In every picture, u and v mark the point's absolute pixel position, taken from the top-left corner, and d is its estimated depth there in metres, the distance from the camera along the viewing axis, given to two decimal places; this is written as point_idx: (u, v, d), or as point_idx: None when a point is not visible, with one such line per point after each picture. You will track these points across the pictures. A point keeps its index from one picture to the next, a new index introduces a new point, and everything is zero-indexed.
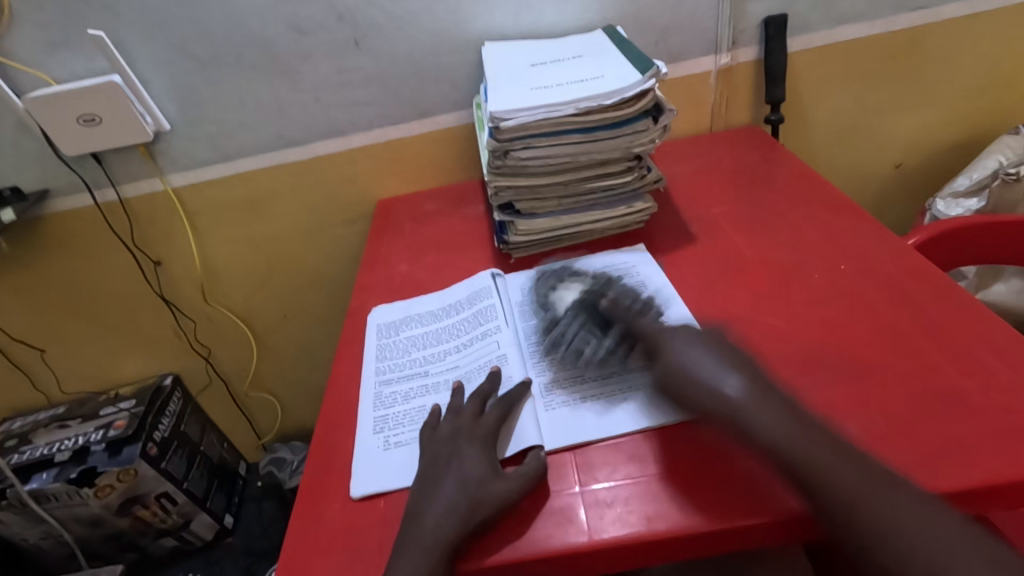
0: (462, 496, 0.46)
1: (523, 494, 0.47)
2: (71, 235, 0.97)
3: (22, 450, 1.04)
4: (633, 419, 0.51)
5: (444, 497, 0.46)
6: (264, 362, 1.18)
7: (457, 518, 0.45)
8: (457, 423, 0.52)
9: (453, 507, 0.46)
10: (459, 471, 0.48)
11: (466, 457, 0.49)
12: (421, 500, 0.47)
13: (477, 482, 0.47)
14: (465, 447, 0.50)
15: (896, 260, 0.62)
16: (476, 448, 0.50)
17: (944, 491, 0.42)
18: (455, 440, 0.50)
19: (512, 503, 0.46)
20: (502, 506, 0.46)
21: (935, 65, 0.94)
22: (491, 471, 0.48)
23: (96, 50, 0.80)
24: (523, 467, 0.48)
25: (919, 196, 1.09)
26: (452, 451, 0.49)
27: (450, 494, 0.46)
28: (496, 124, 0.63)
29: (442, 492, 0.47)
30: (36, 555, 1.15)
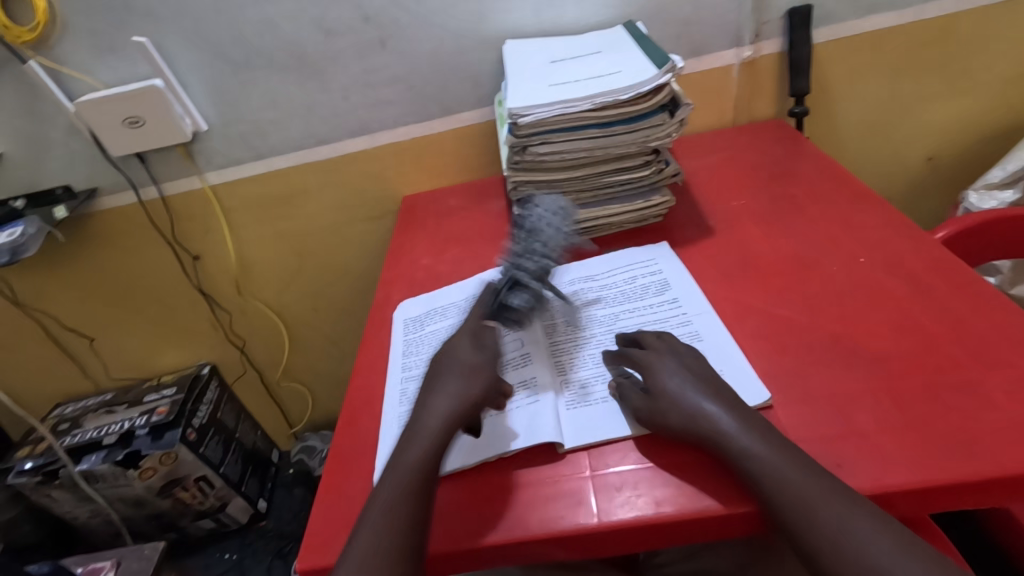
0: (459, 381, 0.52)
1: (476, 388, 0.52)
2: (117, 230, 1.02)
3: (73, 434, 1.11)
4: None
5: (442, 389, 0.52)
6: (295, 353, 1.23)
7: (457, 405, 0.50)
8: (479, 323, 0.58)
9: (452, 395, 0.51)
10: (457, 363, 0.54)
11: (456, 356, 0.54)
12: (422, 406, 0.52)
13: (469, 364, 0.53)
14: (462, 342, 0.56)
15: (917, 254, 0.61)
16: (470, 343, 0.55)
17: (957, 483, 0.42)
18: (451, 345, 0.56)
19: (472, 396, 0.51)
20: (494, 382, 0.53)
21: (970, 52, 0.91)
22: (478, 357, 0.54)
23: (139, 57, 0.85)
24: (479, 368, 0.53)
25: (952, 190, 1.06)
26: (450, 351, 0.55)
27: (450, 386, 0.52)
28: (514, 120, 0.64)
29: (441, 388, 0.52)
30: (86, 532, 1.22)
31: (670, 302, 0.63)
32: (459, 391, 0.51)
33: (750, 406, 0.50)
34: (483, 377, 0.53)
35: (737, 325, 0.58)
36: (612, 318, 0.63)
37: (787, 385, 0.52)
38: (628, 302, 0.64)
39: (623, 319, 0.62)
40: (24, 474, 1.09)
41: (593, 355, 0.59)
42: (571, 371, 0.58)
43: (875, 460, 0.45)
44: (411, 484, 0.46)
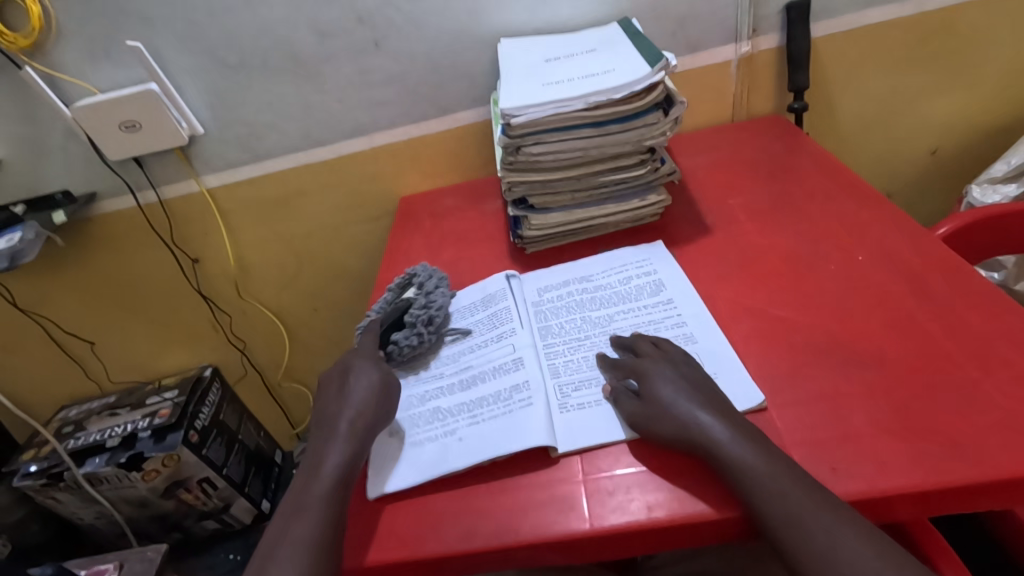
0: (365, 396, 0.55)
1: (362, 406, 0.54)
2: (116, 233, 1.03)
3: (77, 436, 1.12)
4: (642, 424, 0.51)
5: (349, 403, 0.55)
6: (296, 354, 1.23)
7: (362, 416, 0.54)
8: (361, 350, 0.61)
9: (358, 406, 0.54)
10: (361, 382, 0.56)
11: (362, 376, 0.57)
12: (325, 429, 0.54)
13: (376, 384, 0.56)
14: (354, 364, 0.58)
15: (916, 252, 0.60)
16: (359, 364, 0.58)
17: (954, 486, 0.41)
18: (348, 366, 0.59)
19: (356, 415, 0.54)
20: (394, 389, 0.57)
21: (972, 44, 0.90)
22: (379, 369, 0.57)
23: (134, 61, 0.85)
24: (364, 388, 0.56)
25: (956, 184, 1.05)
26: (343, 375, 0.58)
27: (358, 398, 0.55)
28: (507, 121, 0.64)
29: (345, 406, 0.55)
30: (91, 533, 1.23)
31: (665, 304, 0.62)
32: (363, 403, 0.55)
33: (743, 410, 0.50)
34: (383, 388, 0.56)
35: (733, 326, 0.58)
36: (606, 320, 0.62)
37: (783, 386, 0.51)
38: (622, 303, 0.64)
39: (617, 321, 0.62)
40: (29, 476, 1.09)
41: (587, 358, 0.58)
42: (565, 374, 0.57)
43: (872, 463, 0.44)
44: (328, 494, 0.49)
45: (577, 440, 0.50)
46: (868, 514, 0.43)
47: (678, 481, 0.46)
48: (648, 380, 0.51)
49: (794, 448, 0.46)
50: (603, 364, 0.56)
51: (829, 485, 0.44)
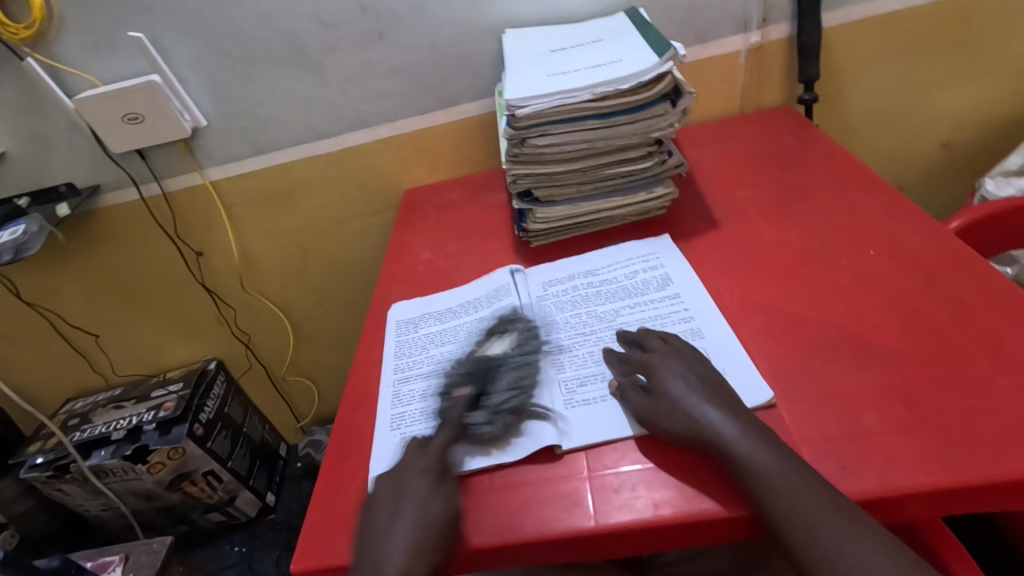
0: (416, 525, 0.46)
1: (448, 521, 0.46)
2: (120, 226, 1.02)
3: (83, 428, 1.13)
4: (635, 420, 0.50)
5: (396, 536, 0.45)
6: (300, 347, 1.23)
7: (418, 556, 0.44)
8: (432, 450, 0.50)
9: (410, 543, 0.45)
10: (412, 508, 0.47)
11: (423, 500, 0.47)
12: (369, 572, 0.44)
13: (423, 512, 0.46)
14: (410, 482, 0.48)
15: (929, 245, 0.59)
16: (413, 479, 0.48)
17: (966, 485, 0.40)
18: (401, 484, 0.48)
19: (445, 532, 0.45)
20: (456, 519, 0.46)
21: (986, 34, 0.88)
22: (442, 496, 0.47)
23: (137, 52, 0.85)
24: (427, 513, 0.46)
25: (968, 177, 1.03)
26: (397, 497, 0.47)
27: (403, 530, 0.45)
28: (512, 112, 0.63)
29: (396, 539, 0.45)
30: (98, 525, 1.24)
31: (671, 298, 0.61)
32: (413, 540, 0.45)
33: (750, 406, 0.49)
34: (440, 512, 0.46)
35: (741, 321, 0.57)
36: (612, 314, 0.61)
37: (792, 382, 0.50)
38: (629, 297, 0.63)
39: (622, 315, 0.61)
40: (36, 468, 1.10)
41: (593, 353, 0.57)
42: (570, 369, 0.56)
43: (883, 461, 0.43)
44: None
45: (583, 435, 0.50)
46: (878, 513, 0.42)
47: (683, 478, 0.46)
48: (656, 375, 0.50)
49: (802, 445, 0.46)
50: (611, 359, 0.55)
51: (838, 483, 0.43)
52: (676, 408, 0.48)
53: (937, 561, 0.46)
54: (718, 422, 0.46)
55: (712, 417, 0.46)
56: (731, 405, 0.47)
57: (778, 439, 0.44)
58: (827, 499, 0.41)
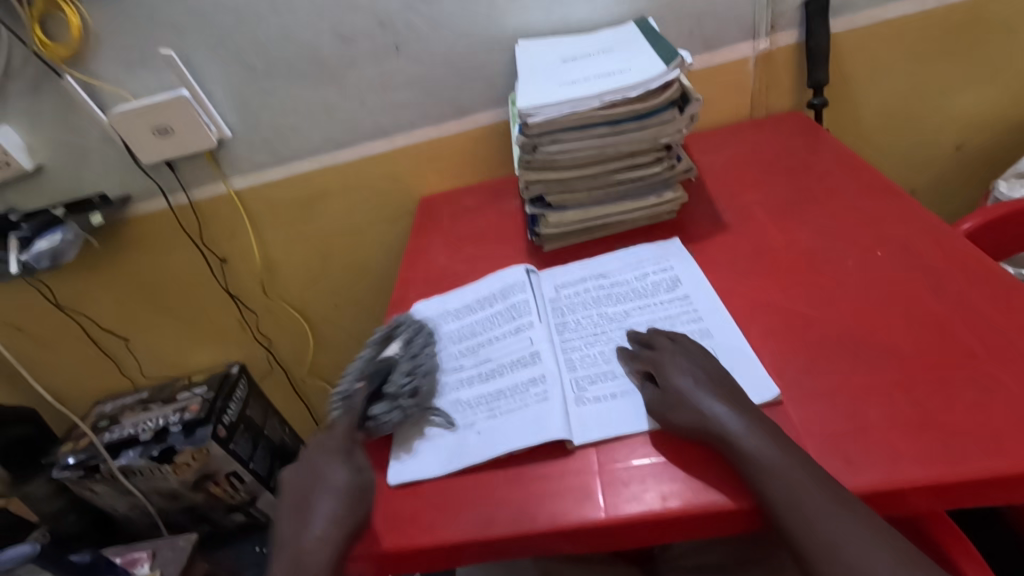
0: (332, 500, 0.50)
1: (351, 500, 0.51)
2: (149, 234, 1.07)
3: (112, 429, 1.17)
4: (645, 415, 0.51)
5: (317, 516, 0.50)
6: (319, 351, 1.26)
7: (334, 530, 0.49)
8: (337, 437, 0.55)
9: (326, 521, 0.49)
10: (329, 488, 0.51)
11: (328, 475, 0.52)
12: (286, 549, 0.49)
13: (341, 488, 0.51)
14: (322, 468, 0.53)
15: (936, 246, 0.60)
16: (329, 464, 0.53)
17: (968, 479, 0.41)
18: (312, 465, 0.54)
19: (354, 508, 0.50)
20: (365, 492, 0.52)
21: (997, 38, 0.89)
22: (347, 471, 0.52)
23: (167, 68, 0.89)
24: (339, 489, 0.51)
25: (982, 180, 1.03)
26: (313, 483, 0.52)
27: (323, 509, 0.50)
28: (524, 120, 0.65)
29: (314, 521, 0.50)
30: (125, 524, 1.28)
31: (681, 299, 0.63)
32: (334, 513, 0.50)
33: (758, 403, 0.50)
34: (354, 488, 0.51)
35: (748, 321, 0.58)
36: (623, 315, 0.63)
37: (799, 379, 0.51)
38: (639, 299, 0.65)
39: (633, 316, 0.62)
40: (67, 468, 1.14)
41: (604, 353, 0.59)
42: (581, 368, 0.58)
43: (887, 456, 0.44)
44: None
45: (595, 430, 0.51)
46: (882, 506, 0.43)
47: (692, 471, 0.47)
48: (666, 371, 0.52)
49: (808, 440, 0.47)
50: (623, 357, 0.57)
51: (842, 477, 0.44)
52: (685, 402, 0.49)
53: (943, 556, 0.46)
54: (725, 416, 0.47)
55: (719, 412, 0.47)
56: (737, 402, 0.48)
57: (783, 434, 0.45)
58: (831, 493, 0.42)
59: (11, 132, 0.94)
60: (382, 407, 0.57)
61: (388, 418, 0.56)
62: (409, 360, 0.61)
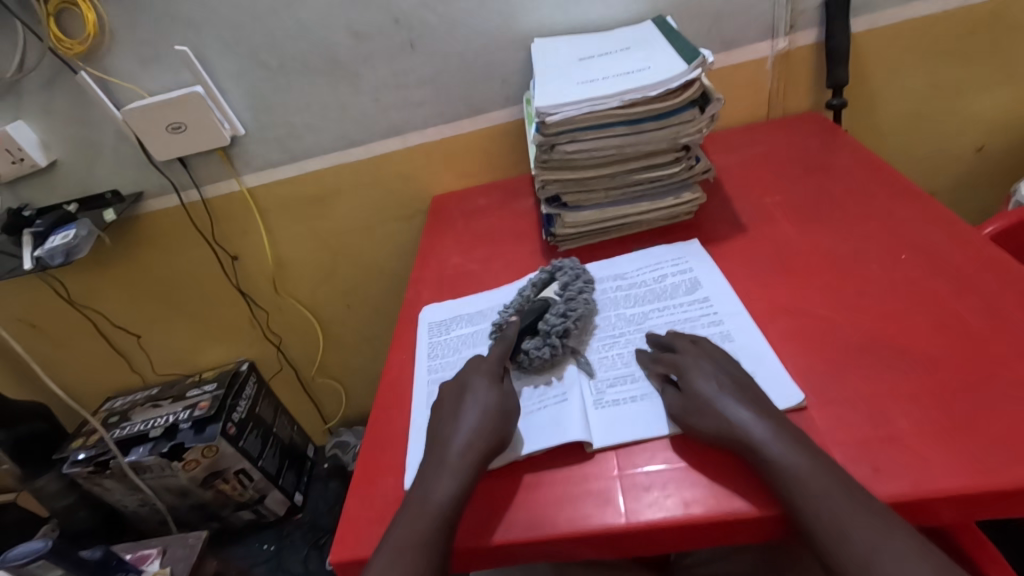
0: (480, 414, 0.52)
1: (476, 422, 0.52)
2: (161, 230, 1.07)
3: (122, 426, 1.17)
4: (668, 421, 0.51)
5: (461, 427, 0.51)
6: (329, 350, 1.26)
7: (476, 439, 0.50)
8: (497, 363, 0.57)
9: (470, 432, 0.51)
10: (473, 404, 0.53)
11: (474, 395, 0.53)
12: (433, 455, 0.51)
13: (491, 408, 0.52)
14: (471, 384, 0.55)
15: (962, 250, 0.59)
16: (482, 383, 0.54)
17: (1000, 489, 0.40)
18: (461, 381, 0.56)
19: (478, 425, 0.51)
20: (510, 415, 0.53)
21: (1020, 38, 0.87)
22: (497, 394, 0.53)
23: (181, 65, 0.88)
24: (484, 403, 0.53)
25: (1003, 182, 1.01)
26: (461, 395, 0.54)
27: (471, 418, 0.52)
28: (542, 119, 0.64)
29: (460, 430, 0.51)
30: (134, 520, 1.28)
31: (700, 302, 0.62)
32: (477, 423, 0.51)
33: (781, 409, 0.49)
34: (503, 408, 0.53)
35: (769, 325, 0.57)
36: (641, 317, 0.62)
37: (823, 385, 0.50)
38: (657, 301, 0.64)
39: (651, 318, 0.62)
40: (77, 464, 1.14)
41: (622, 355, 0.58)
42: (599, 370, 0.57)
43: (915, 463, 0.43)
44: (431, 523, 0.46)
45: (615, 433, 0.51)
46: (910, 516, 0.42)
47: (716, 479, 0.46)
48: (688, 373, 0.51)
49: (833, 447, 0.46)
50: (643, 359, 0.56)
51: (869, 485, 0.43)
52: (707, 406, 0.48)
53: (971, 567, 0.45)
54: (749, 423, 0.46)
55: (744, 418, 0.46)
56: (761, 408, 0.47)
57: (807, 442, 0.44)
58: (857, 501, 0.41)
59: (26, 127, 0.94)
60: (536, 347, 0.59)
61: (538, 352, 0.58)
62: (570, 302, 0.62)
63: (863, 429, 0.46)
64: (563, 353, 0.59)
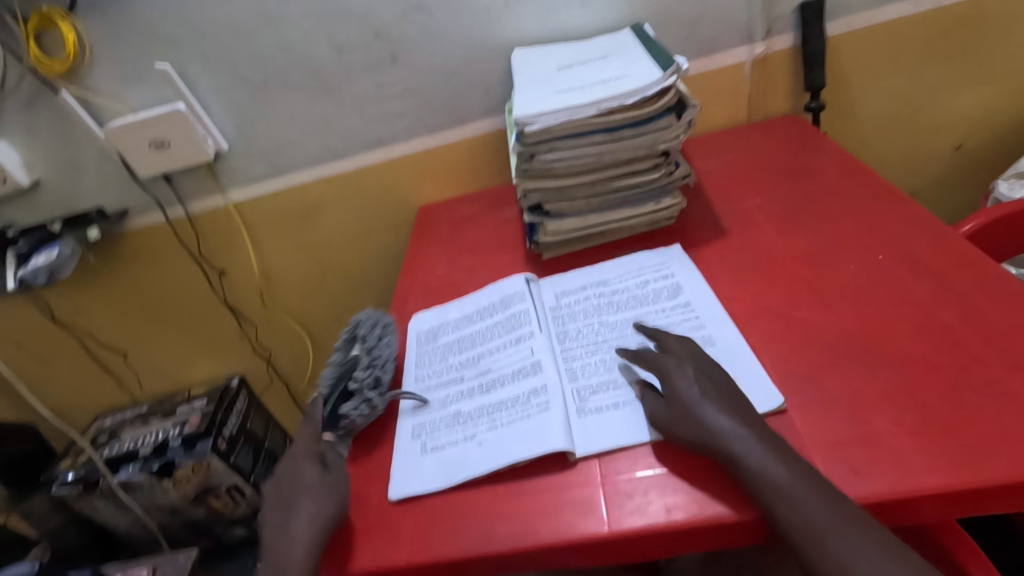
0: (310, 497, 0.51)
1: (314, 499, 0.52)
2: (147, 247, 1.06)
3: (112, 445, 1.16)
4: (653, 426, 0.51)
5: (297, 516, 0.50)
6: (319, 363, 1.26)
7: (311, 524, 0.50)
8: (312, 443, 0.57)
9: (309, 519, 0.50)
10: (305, 487, 0.52)
11: (300, 478, 0.53)
12: (270, 550, 0.49)
13: (319, 486, 0.53)
14: (297, 473, 0.54)
15: (939, 249, 0.59)
16: (302, 468, 0.54)
17: (978, 487, 0.41)
18: (284, 471, 0.55)
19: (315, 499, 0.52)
20: (339, 487, 0.53)
21: (993, 38, 0.89)
22: (321, 470, 0.54)
23: (163, 82, 0.89)
24: (315, 484, 0.53)
25: (983, 180, 1.03)
26: (291, 486, 0.53)
27: (302, 510, 0.51)
28: (521, 129, 0.64)
29: (297, 520, 0.50)
30: (126, 540, 1.27)
31: (683, 306, 0.62)
32: (314, 510, 0.50)
33: (761, 412, 0.50)
34: (332, 486, 0.53)
35: (750, 328, 0.58)
36: (625, 323, 0.62)
37: (804, 386, 0.51)
38: (640, 306, 0.64)
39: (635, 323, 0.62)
40: (67, 484, 1.13)
41: (606, 362, 0.58)
42: (583, 377, 0.57)
43: (894, 464, 0.43)
44: None
45: (599, 441, 0.51)
46: (891, 516, 0.43)
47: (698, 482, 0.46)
48: (671, 380, 0.51)
49: (814, 449, 0.46)
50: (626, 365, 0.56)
51: (851, 486, 0.43)
52: (689, 412, 0.48)
53: (955, 565, 0.46)
54: (731, 427, 0.46)
55: (725, 423, 0.47)
56: (741, 412, 0.47)
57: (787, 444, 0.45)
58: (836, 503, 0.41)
59: (7, 148, 0.93)
60: (358, 405, 0.59)
61: (358, 411, 0.59)
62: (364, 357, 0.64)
63: (843, 430, 0.47)
64: (375, 406, 0.59)
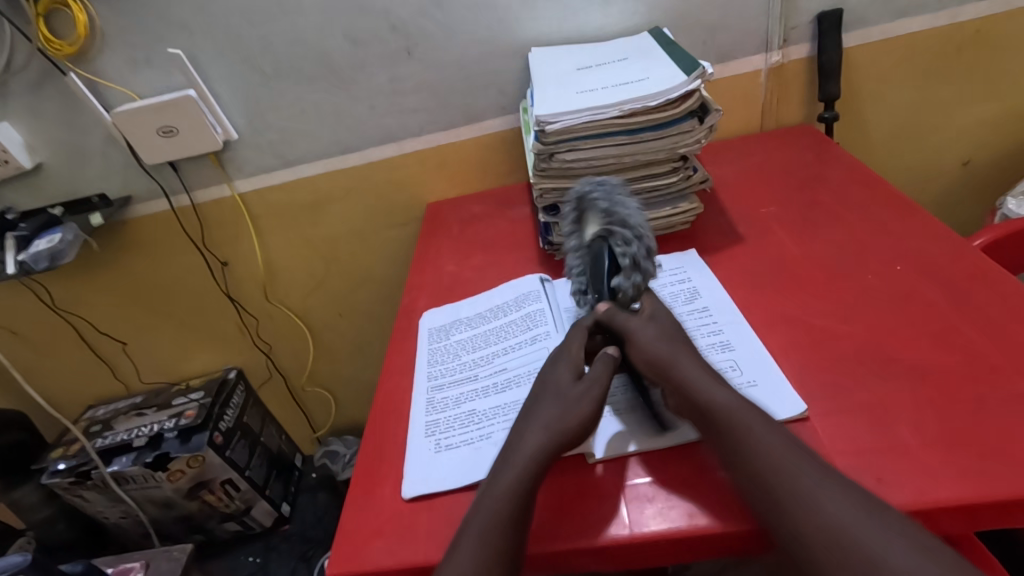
0: (557, 406, 0.51)
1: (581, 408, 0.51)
2: (150, 235, 1.05)
3: (105, 436, 1.14)
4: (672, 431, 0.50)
5: (535, 421, 0.51)
6: (320, 359, 1.24)
7: (557, 431, 0.49)
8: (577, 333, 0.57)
9: (542, 425, 0.50)
10: (574, 388, 0.52)
11: (555, 392, 0.52)
12: (505, 448, 0.50)
13: (583, 397, 0.51)
14: (572, 371, 0.54)
15: (956, 262, 0.60)
16: (566, 368, 0.54)
17: (999, 500, 0.40)
18: (544, 371, 0.55)
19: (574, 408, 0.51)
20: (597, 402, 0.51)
21: (1005, 56, 0.89)
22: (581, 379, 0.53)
23: (174, 68, 0.87)
24: (578, 391, 0.52)
25: (990, 196, 1.03)
26: (540, 388, 0.54)
27: (550, 411, 0.51)
28: (541, 128, 0.64)
29: (529, 426, 0.50)
30: (116, 533, 1.25)
31: (700, 311, 0.62)
32: (558, 417, 0.50)
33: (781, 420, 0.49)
34: (582, 393, 0.51)
35: (768, 335, 0.58)
36: None
37: (824, 394, 0.51)
38: None
39: None
40: (57, 474, 1.11)
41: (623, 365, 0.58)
42: None
43: (915, 475, 0.43)
44: (505, 516, 0.45)
45: (618, 444, 0.51)
46: None
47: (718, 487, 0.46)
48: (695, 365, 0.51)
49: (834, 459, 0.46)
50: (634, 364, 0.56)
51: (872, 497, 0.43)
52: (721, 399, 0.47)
53: None
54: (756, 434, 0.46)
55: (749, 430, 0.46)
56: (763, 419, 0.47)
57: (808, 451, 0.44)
58: None
59: (11, 129, 0.91)
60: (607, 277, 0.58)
61: (626, 284, 0.57)
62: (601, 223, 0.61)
63: (863, 441, 0.47)
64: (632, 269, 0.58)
